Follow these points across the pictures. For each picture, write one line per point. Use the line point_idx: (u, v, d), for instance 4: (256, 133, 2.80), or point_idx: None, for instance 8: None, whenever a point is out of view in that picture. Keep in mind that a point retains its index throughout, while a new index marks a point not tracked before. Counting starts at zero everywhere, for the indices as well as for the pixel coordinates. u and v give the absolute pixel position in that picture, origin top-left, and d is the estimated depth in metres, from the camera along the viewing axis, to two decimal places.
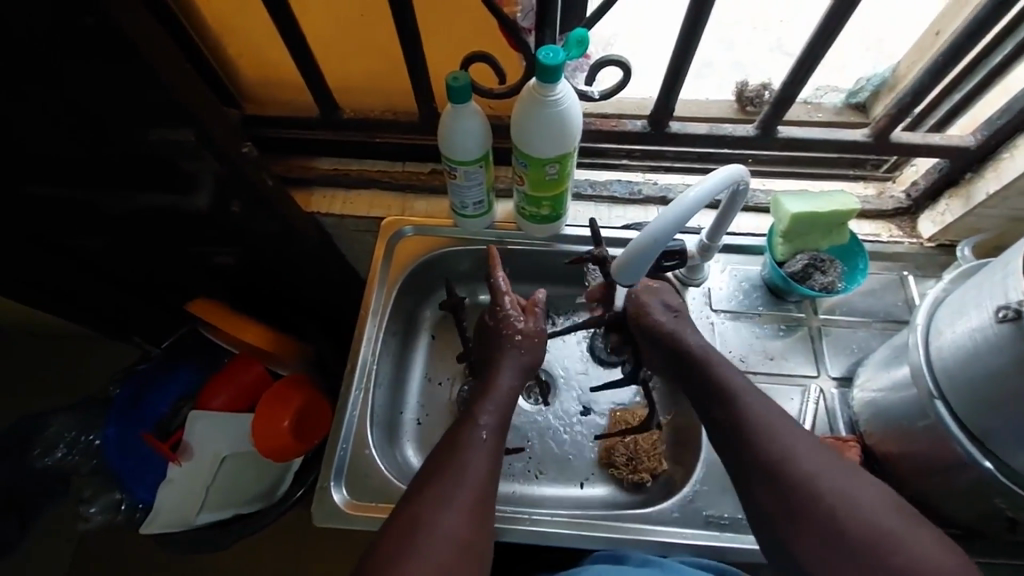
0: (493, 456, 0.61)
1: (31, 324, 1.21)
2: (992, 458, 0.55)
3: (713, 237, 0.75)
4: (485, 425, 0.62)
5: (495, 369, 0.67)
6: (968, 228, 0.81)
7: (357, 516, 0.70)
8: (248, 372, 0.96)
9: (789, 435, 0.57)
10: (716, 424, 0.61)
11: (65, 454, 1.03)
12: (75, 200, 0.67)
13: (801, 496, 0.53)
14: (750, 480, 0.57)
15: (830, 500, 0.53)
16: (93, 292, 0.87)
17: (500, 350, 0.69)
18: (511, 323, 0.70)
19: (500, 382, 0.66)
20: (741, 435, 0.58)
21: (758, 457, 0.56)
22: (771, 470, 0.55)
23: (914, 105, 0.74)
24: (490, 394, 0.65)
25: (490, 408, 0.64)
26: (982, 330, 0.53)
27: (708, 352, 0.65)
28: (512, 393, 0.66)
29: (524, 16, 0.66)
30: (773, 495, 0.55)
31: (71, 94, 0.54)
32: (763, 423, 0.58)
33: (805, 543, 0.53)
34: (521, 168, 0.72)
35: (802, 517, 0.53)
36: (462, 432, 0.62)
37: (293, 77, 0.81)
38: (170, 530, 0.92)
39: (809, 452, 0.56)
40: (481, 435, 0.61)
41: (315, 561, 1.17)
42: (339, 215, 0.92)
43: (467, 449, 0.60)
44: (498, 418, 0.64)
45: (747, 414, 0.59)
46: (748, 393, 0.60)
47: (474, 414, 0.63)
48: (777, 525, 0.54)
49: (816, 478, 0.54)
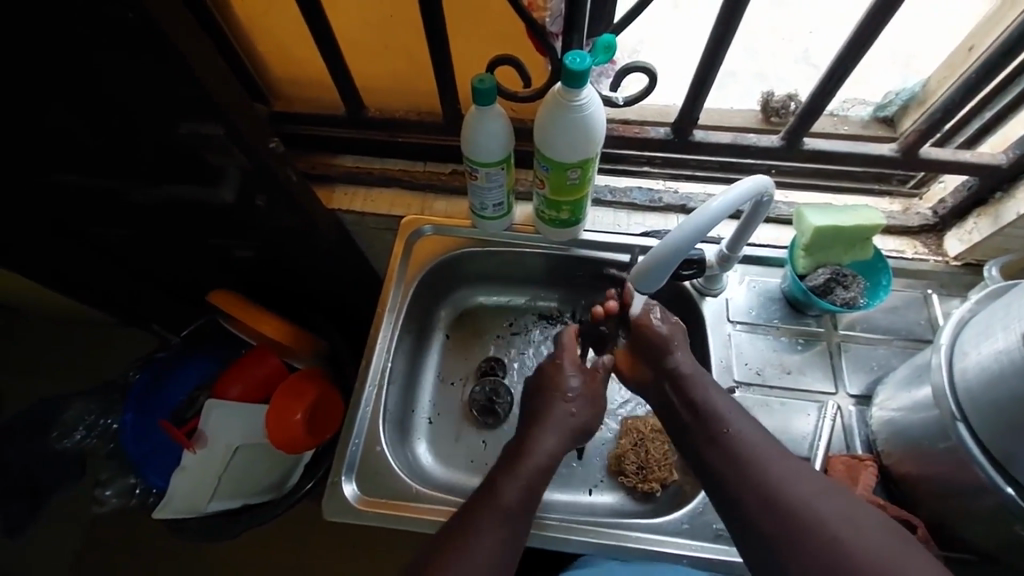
0: (506, 540, 0.58)
1: (54, 309, 1.24)
2: (1014, 484, 0.54)
3: (733, 248, 0.75)
4: (508, 507, 0.60)
5: (539, 431, 0.66)
6: (996, 247, 0.79)
7: (366, 512, 0.71)
8: (264, 364, 0.98)
9: (773, 463, 0.57)
10: (704, 448, 0.62)
11: (83, 437, 1.09)
12: (103, 186, 0.69)
13: (788, 516, 0.54)
14: (746, 502, 0.56)
15: (815, 530, 0.52)
16: (122, 278, 0.90)
17: (550, 407, 0.67)
18: (564, 381, 0.69)
19: (537, 452, 0.64)
20: (733, 463, 0.59)
21: (748, 479, 0.57)
22: (763, 493, 0.56)
23: (944, 122, 0.73)
24: (516, 470, 0.62)
25: (515, 486, 0.61)
26: (1008, 352, 0.52)
27: (687, 373, 0.66)
28: (545, 472, 0.64)
29: (552, 21, 0.66)
30: (774, 518, 0.54)
31: (103, 87, 0.56)
32: (752, 452, 0.59)
33: (799, 561, 0.52)
34: (543, 172, 0.72)
35: (801, 539, 0.53)
36: (479, 512, 0.59)
37: (321, 76, 0.82)
38: (182, 517, 0.90)
39: (800, 479, 0.56)
40: (499, 517, 0.59)
41: (320, 555, 1.18)
42: (360, 212, 0.93)
43: (474, 533, 0.58)
44: (525, 489, 0.61)
45: (739, 439, 0.60)
46: (735, 418, 0.62)
47: (497, 491, 0.61)
48: (779, 550, 0.53)
49: (805, 498, 0.54)
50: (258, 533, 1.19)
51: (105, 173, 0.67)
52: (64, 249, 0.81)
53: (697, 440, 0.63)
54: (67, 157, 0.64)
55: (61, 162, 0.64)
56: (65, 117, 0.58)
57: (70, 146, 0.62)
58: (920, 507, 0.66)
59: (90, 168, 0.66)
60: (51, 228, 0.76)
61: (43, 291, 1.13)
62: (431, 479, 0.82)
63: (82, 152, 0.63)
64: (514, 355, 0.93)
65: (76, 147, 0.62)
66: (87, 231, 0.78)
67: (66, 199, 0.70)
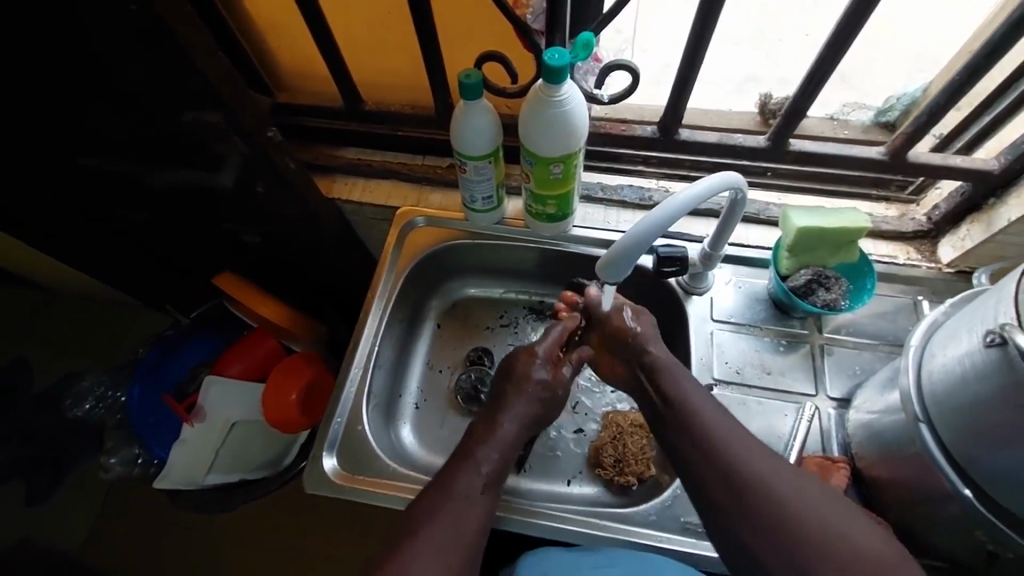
0: (485, 512, 0.60)
1: (75, 287, 1.31)
2: (972, 487, 0.54)
3: (714, 246, 0.76)
4: (483, 471, 0.62)
5: (496, 415, 0.66)
6: (990, 255, 0.78)
7: (347, 487, 0.73)
8: (262, 346, 1.02)
9: (754, 452, 0.57)
10: (679, 434, 0.61)
11: (92, 407, 1.19)
12: (115, 171, 0.73)
13: (750, 489, 0.55)
14: (714, 488, 0.57)
15: (796, 522, 0.52)
16: (137, 257, 0.95)
17: (513, 390, 0.68)
18: (530, 371, 0.69)
19: (504, 426, 0.66)
20: (691, 432, 0.60)
21: (713, 451, 0.57)
22: (729, 479, 0.56)
23: (932, 126, 0.72)
24: (490, 439, 0.64)
25: (491, 451, 0.64)
26: (971, 355, 0.52)
27: (662, 360, 0.67)
28: (512, 444, 0.65)
29: (535, 18, 0.68)
30: (730, 492, 0.55)
31: (110, 80, 0.60)
32: (719, 431, 0.59)
33: (748, 528, 0.54)
34: (528, 167, 0.74)
35: (755, 509, 0.54)
36: (458, 477, 0.61)
37: (322, 70, 0.86)
38: (180, 488, 0.96)
39: (757, 454, 0.57)
40: (478, 483, 0.61)
41: (311, 536, 1.21)
42: (358, 202, 0.96)
43: (454, 497, 0.59)
44: (498, 458, 0.64)
45: (705, 423, 0.59)
46: (704, 402, 0.61)
47: (474, 458, 0.63)
48: (732, 523, 0.55)
49: (765, 474, 0.55)
50: (259, 504, 1.23)
51: (115, 159, 0.71)
52: (81, 228, 0.87)
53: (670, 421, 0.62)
54: (80, 143, 0.68)
55: (76, 147, 0.68)
56: (82, 109, 0.63)
57: (84, 133, 0.67)
58: (888, 509, 0.66)
59: (102, 154, 0.70)
60: (67, 209, 0.81)
61: (63, 268, 1.20)
62: (412, 460, 0.85)
63: (92, 138, 0.67)
64: (503, 346, 0.95)
65: (85, 131, 0.66)
66: (99, 213, 0.83)
67: (79, 182, 0.75)
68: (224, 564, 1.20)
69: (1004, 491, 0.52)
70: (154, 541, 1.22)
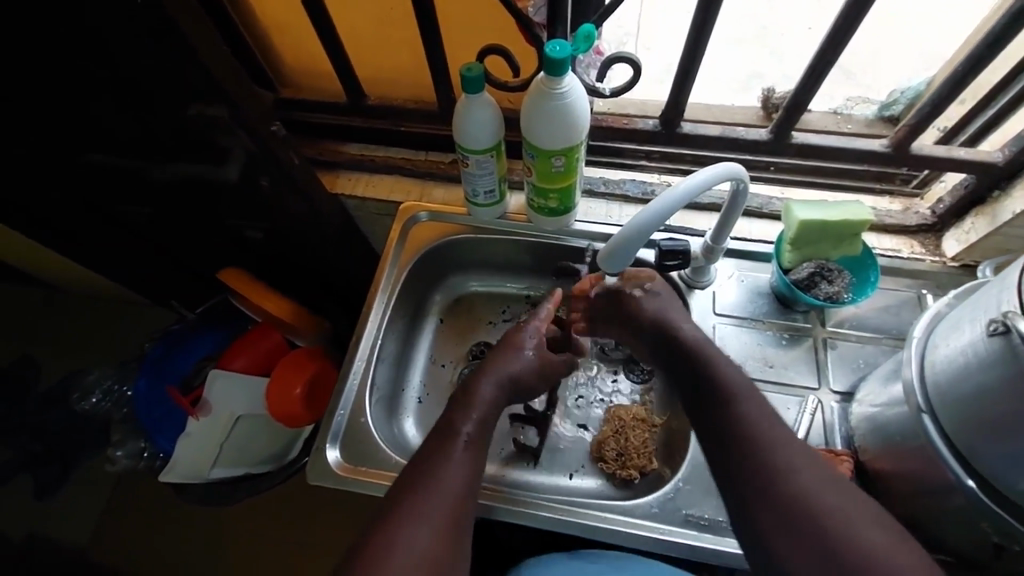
0: (468, 470, 0.60)
1: (83, 285, 1.32)
2: (975, 477, 0.54)
3: (716, 240, 0.76)
4: (466, 433, 0.62)
5: (477, 379, 0.67)
6: (995, 248, 0.77)
7: (348, 479, 0.74)
8: (266, 341, 1.03)
9: (806, 465, 0.55)
10: (720, 437, 0.59)
11: (97, 401, 1.24)
12: (121, 167, 0.74)
13: (793, 502, 0.53)
14: (742, 479, 0.56)
15: (842, 542, 0.50)
16: (143, 252, 0.96)
17: (501, 355, 0.70)
18: (520, 341, 0.71)
19: (482, 391, 0.66)
20: (738, 437, 0.58)
21: (758, 458, 0.56)
22: (771, 490, 0.54)
23: (935, 118, 0.72)
24: (471, 403, 0.65)
25: (474, 412, 0.64)
26: (973, 346, 0.52)
27: (700, 342, 0.66)
28: (494, 404, 0.66)
29: (536, 11, 0.68)
30: (774, 505, 0.53)
31: (115, 75, 0.60)
32: (766, 434, 0.57)
33: (788, 541, 0.52)
34: (530, 160, 0.74)
35: (797, 522, 0.52)
36: (439, 444, 0.62)
37: (325, 65, 0.87)
38: (187, 482, 0.97)
39: (807, 467, 0.55)
40: (460, 443, 0.62)
41: (315, 531, 1.21)
42: (361, 197, 0.96)
43: (441, 470, 0.59)
44: (479, 420, 0.64)
45: (743, 413, 0.59)
46: (746, 393, 0.60)
47: (454, 425, 0.63)
48: (772, 539, 0.53)
49: (811, 489, 0.53)
50: (264, 498, 1.24)
51: (122, 155, 0.72)
52: (87, 224, 0.87)
53: (706, 413, 0.61)
54: (87, 137, 0.69)
55: (82, 142, 0.69)
56: (89, 103, 0.63)
57: (90, 129, 0.67)
58: (893, 503, 0.65)
59: (108, 150, 0.71)
60: (74, 203, 0.82)
61: (63, 261, 1.18)
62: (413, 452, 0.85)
63: (98, 133, 0.68)
64: None
65: (91, 125, 0.67)
66: (106, 208, 0.84)
67: (86, 176, 0.75)
68: (230, 557, 1.20)
69: (1008, 480, 0.51)
70: (160, 535, 1.23)
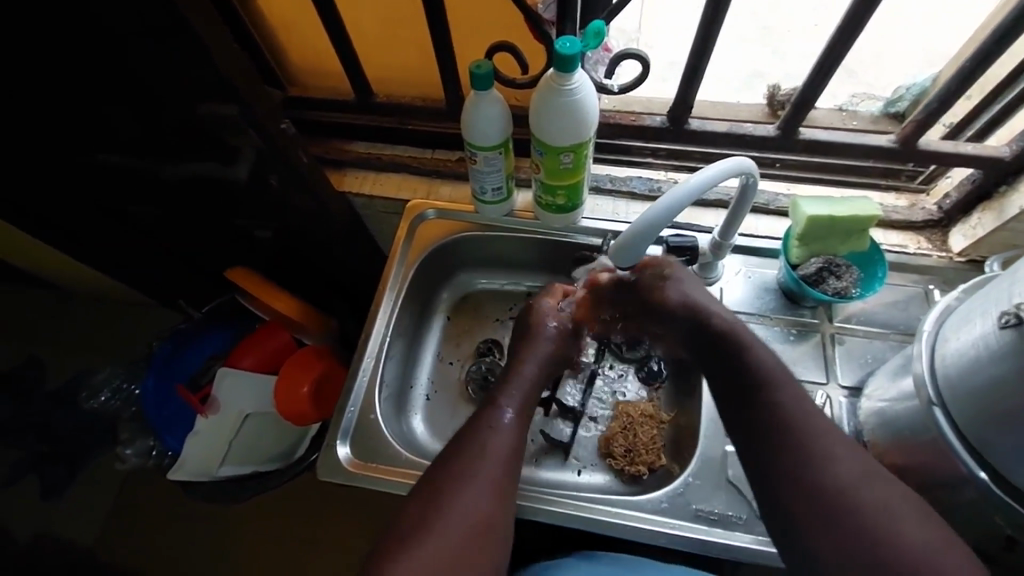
0: (514, 442, 0.62)
1: (88, 285, 1.32)
2: (987, 469, 0.54)
3: (724, 236, 0.76)
4: (509, 409, 0.65)
5: (518, 360, 0.70)
6: (1002, 243, 0.78)
7: (359, 475, 0.74)
8: (274, 339, 1.03)
9: (847, 458, 0.55)
10: (751, 425, 0.60)
11: (107, 399, 1.27)
12: (131, 167, 0.74)
13: (835, 498, 0.53)
14: (778, 470, 0.56)
15: (884, 538, 0.50)
16: (151, 251, 0.97)
17: (534, 336, 0.72)
18: (542, 319, 0.74)
19: (525, 371, 0.69)
20: (777, 424, 0.58)
21: (799, 450, 0.56)
22: (813, 481, 0.54)
23: (942, 113, 0.73)
24: (513, 381, 0.68)
25: (522, 386, 0.68)
26: (985, 338, 0.52)
27: (733, 326, 0.66)
28: (534, 382, 0.69)
29: (546, 7, 0.68)
30: (813, 494, 0.54)
31: (129, 74, 0.61)
32: (804, 423, 0.57)
33: (825, 535, 0.52)
34: (538, 157, 0.75)
35: (837, 516, 0.52)
36: (483, 414, 0.64)
37: (333, 64, 0.87)
38: (195, 480, 0.98)
39: (849, 458, 0.55)
40: (506, 416, 0.64)
41: (324, 530, 1.22)
42: (368, 196, 0.97)
43: (488, 446, 0.61)
44: (521, 398, 0.67)
45: (782, 405, 0.59)
46: (788, 384, 0.60)
47: (497, 401, 0.65)
48: (808, 530, 0.53)
49: (851, 481, 0.53)
50: (271, 496, 1.24)
51: (132, 155, 0.72)
52: (96, 223, 0.88)
53: (745, 404, 0.61)
54: (97, 137, 0.69)
55: (94, 142, 0.69)
56: (100, 103, 0.64)
57: (102, 128, 0.67)
58: None
59: (118, 150, 0.71)
60: (85, 202, 0.82)
61: (65, 259, 1.17)
62: (423, 449, 0.86)
63: (108, 132, 0.68)
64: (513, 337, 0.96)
65: (102, 125, 0.67)
66: (114, 207, 0.84)
67: (96, 175, 0.76)
68: (239, 556, 1.21)
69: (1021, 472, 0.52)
70: (167, 535, 1.23)
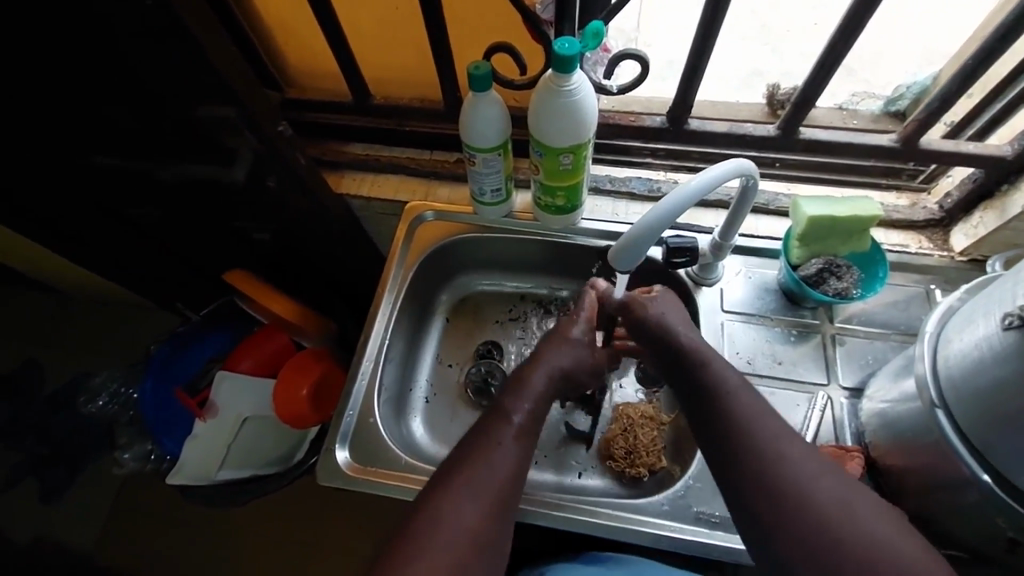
0: (518, 459, 0.60)
1: (86, 288, 1.32)
2: (991, 473, 0.54)
3: (725, 236, 0.76)
4: (517, 423, 0.62)
5: (530, 369, 0.67)
6: (1004, 243, 0.77)
7: (359, 479, 0.74)
8: (272, 342, 1.03)
9: (806, 463, 0.53)
10: (709, 433, 0.58)
11: (104, 403, 1.26)
12: (129, 169, 0.74)
13: (794, 503, 0.51)
14: (739, 474, 0.54)
15: (846, 540, 0.48)
16: (148, 253, 0.96)
17: (549, 344, 0.69)
18: (569, 330, 0.71)
19: (535, 381, 0.66)
20: (730, 431, 0.56)
21: (752, 456, 0.54)
22: (770, 487, 0.52)
23: (943, 112, 0.72)
24: (523, 389, 0.65)
25: (524, 400, 0.64)
26: (988, 339, 0.52)
27: (696, 345, 0.65)
28: (543, 395, 0.66)
29: (544, 8, 0.68)
30: (770, 497, 0.52)
31: (127, 75, 0.60)
32: (757, 428, 0.56)
33: (789, 539, 0.50)
34: (537, 158, 0.74)
35: (796, 521, 0.50)
36: (491, 427, 0.62)
37: (330, 65, 0.86)
38: (194, 484, 0.97)
39: (808, 463, 0.53)
40: (512, 432, 0.61)
41: (325, 532, 1.21)
42: (367, 197, 0.96)
43: (488, 462, 0.59)
44: (531, 408, 0.64)
45: (736, 411, 0.57)
46: (740, 390, 0.59)
47: (506, 411, 0.63)
48: (774, 534, 0.51)
49: (809, 485, 0.51)
50: (271, 499, 1.24)
51: (128, 157, 0.71)
52: (93, 226, 0.87)
53: (701, 412, 0.60)
54: (94, 140, 0.68)
55: (90, 144, 0.69)
56: (95, 105, 0.63)
57: (97, 130, 0.67)
58: (906, 498, 0.65)
59: (116, 151, 0.70)
60: (82, 204, 0.81)
61: (63, 262, 1.17)
62: (422, 453, 0.86)
63: (104, 134, 0.67)
64: (512, 339, 0.96)
65: (98, 128, 0.66)
66: (112, 209, 0.84)
67: (93, 178, 0.75)
68: (239, 559, 1.20)
69: None
70: (167, 537, 1.23)
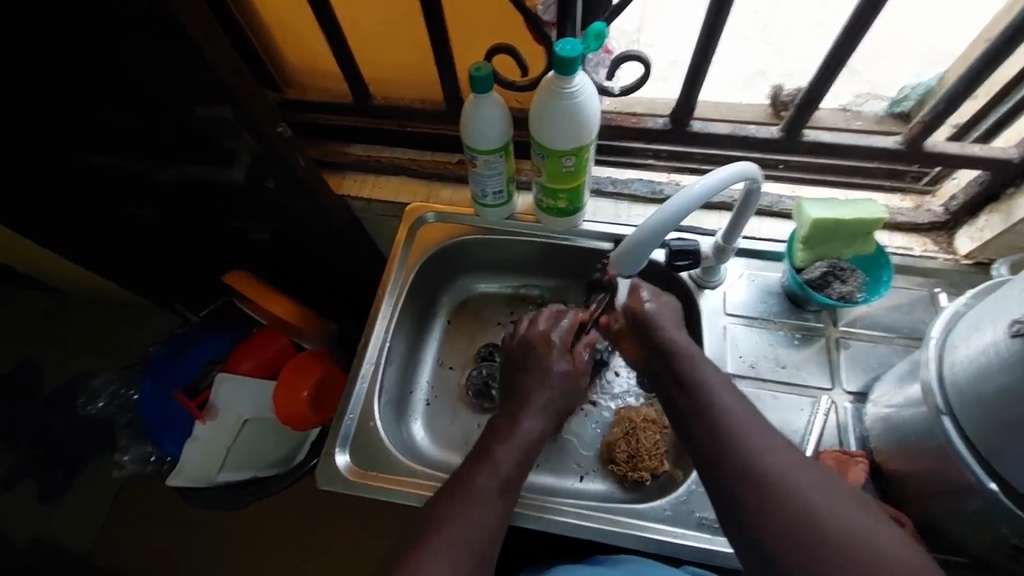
0: (499, 522, 0.58)
1: (87, 288, 1.32)
2: (998, 480, 0.53)
3: (728, 239, 0.75)
4: (502, 472, 0.61)
5: (522, 411, 0.65)
6: (1009, 246, 0.77)
7: (359, 483, 0.73)
8: (272, 344, 1.03)
9: (788, 463, 0.52)
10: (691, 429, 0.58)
11: (104, 405, 1.25)
12: (127, 170, 0.73)
13: (775, 500, 0.50)
14: (722, 472, 0.54)
15: (827, 536, 0.48)
16: (148, 255, 0.96)
17: (533, 382, 0.68)
18: (549, 363, 0.69)
19: (525, 429, 0.64)
20: (712, 426, 0.56)
21: (734, 450, 0.54)
22: (749, 477, 0.52)
23: (950, 114, 0.71)
24: (512, 437, 0.63)
25: (512, 451, 0.62)
26: (995, 345, 0.51)
27: (682, 346, 0.64)
28: (538, 437, 0.65)
29: (546, 9, 0.68)
30: (749, 488, 0.52)
31: (120, 78, 0.60)
32: (736, 423, 0.56)
33: (770, 534, 0.50)
34: (539, 160, 0.73)
35: (777, 516, 0.50)
36: (478, 478, 0.60)
37: (330, 66, 0.86)
38: (196, 485, 0.98)
39: (792, 462, 0.52)
40: (498, 486, 0.60)
41: (326, 534, 1.21)
42: (367, 198, 0.96)
43: (475, 512, 0.57)
44: (519, 459, 0.62)
45: (717, 406, 0.57)
46: (723, 390, 0.58)
47: (495, 458, 0.61)
48: (756, 529, 0.50)
49: (788, 481, 0.51)
50: (272, 501, 1.23)
51: (127, 158, 0.71)
52: (92, 228, 0.87)
53: (683, 409, 0.60)
54: (92, 141, 0.68)
55: (88, 146, 0.68)
56: (92, 107, 0.63)
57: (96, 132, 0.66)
58: (911, 503, 0.65)
59: (114, 153, 0.70)
60: (80, 206, 0.81)
61: (64, 262, 1.17)
62: (423, 456, 0.85)
63: (102, 136, 0.67)
64: None
65: (96, 130, 0.66)
66: (111, 210, 0.83)
67: (92, 180, 0.75)
68: (240, 561, 1.20)
69: None
70: (168, 539, 1.23)
